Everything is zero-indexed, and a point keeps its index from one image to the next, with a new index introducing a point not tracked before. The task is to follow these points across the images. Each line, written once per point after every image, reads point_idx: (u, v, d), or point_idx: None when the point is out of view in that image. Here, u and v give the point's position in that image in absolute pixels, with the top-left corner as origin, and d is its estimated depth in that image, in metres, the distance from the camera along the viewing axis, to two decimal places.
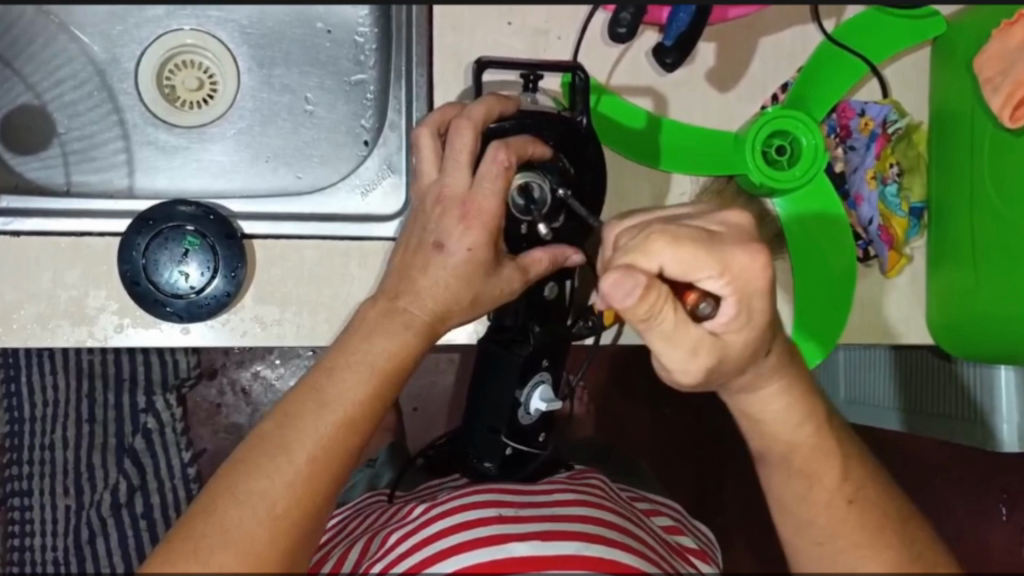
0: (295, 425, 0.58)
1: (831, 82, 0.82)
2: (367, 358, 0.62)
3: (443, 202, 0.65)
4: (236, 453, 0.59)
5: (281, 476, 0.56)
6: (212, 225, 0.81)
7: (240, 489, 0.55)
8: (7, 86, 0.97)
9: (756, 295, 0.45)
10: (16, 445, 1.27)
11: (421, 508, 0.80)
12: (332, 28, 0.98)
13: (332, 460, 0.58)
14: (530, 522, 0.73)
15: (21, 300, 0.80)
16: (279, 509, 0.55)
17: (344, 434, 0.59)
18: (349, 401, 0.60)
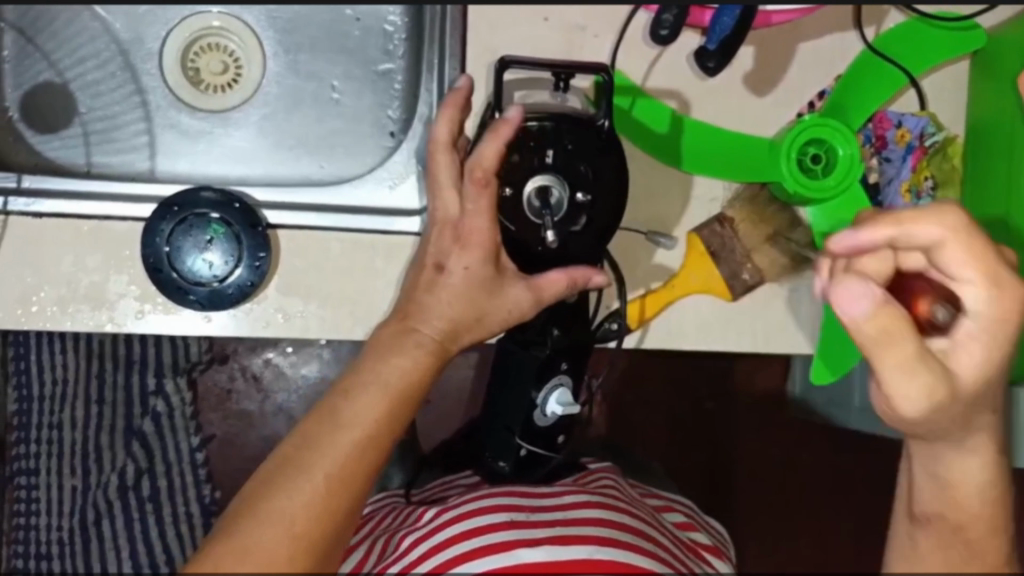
0: (315, 444, 0.60)
1: (870, 92, 0.81)
2: (383, 379, 0.63)
3: (437, 226, 0.69)
4: (262, 469, 0.60)
5: (300, 493, 0.58)
6: (237, 214, 0.80)
7: (259, 509, 0.57)
8: (28, 63, 0.95)
9: (1004, 322, 0.53)
10: (24, 423, 1.25)
11: (432, 511, 0.79)
12: (361, 15, 0.96)
13: (353, 474, 0.60)
14: (541, 526, 0.72)
15: (41, 283, 0.79)
16: (298, 527, 0.57)
17: (363, 450, 0.60)
18: (365, 420, 0.61)
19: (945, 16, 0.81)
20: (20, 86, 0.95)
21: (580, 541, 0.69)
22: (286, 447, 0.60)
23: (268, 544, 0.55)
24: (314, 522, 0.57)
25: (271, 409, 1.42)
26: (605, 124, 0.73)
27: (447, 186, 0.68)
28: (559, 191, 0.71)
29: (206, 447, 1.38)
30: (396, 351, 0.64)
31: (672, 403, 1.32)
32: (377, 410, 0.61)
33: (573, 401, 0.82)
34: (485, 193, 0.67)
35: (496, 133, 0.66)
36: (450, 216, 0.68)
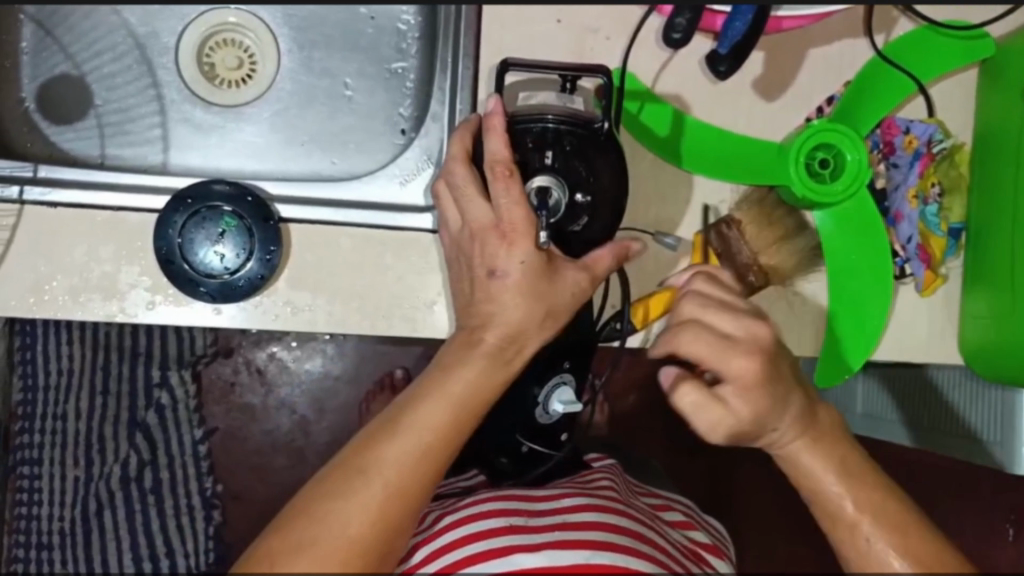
0: (375, 450, 0.65)
1: (880, 98, 0.81)
2: (448, 386, 0.67)
3: (477, 236, 0.69)
4: (325, 471, 0.66)
5: (359, 498, 0.63)
6: (249, 207, 0.81)
7: (319, 510, 0.62)
8: (46, 55, 0.96)
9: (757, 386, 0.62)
10: (28, 413, 1.26)
11: (437, 515, 0.80)
12: (375, 14, 0.98)
13: (407, 486, 0.65)
14: (540, 531, 0.72)
15: (54, 271, 0.79)
16: (354, 529, 0.62)
17: (420, 460, 0.65)
18: (425, 428, 0.66)
19: (955, 24, 0.81)
20: (36, 78, 0.96)
21: (576, 546, 0.69)
22: (353, 451, 0.66)
23: (325, 544, 0.61)
24: (369, 526, 0.63)
25: (274, 403, 1.43)
26: (604, 126, 0.74)
27: (472, 194, 0.69)
28: (559, 190, 0.71)
29: (209, 440, 1.39)
30: (460, 362, 0.68)
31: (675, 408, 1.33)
32: (438, 419, 0.66)
33: (574, 400, 0.83)
34: (511, 183, 0.67)
35: (495, 120, 0.69)
36: (485, 216, 0.68)
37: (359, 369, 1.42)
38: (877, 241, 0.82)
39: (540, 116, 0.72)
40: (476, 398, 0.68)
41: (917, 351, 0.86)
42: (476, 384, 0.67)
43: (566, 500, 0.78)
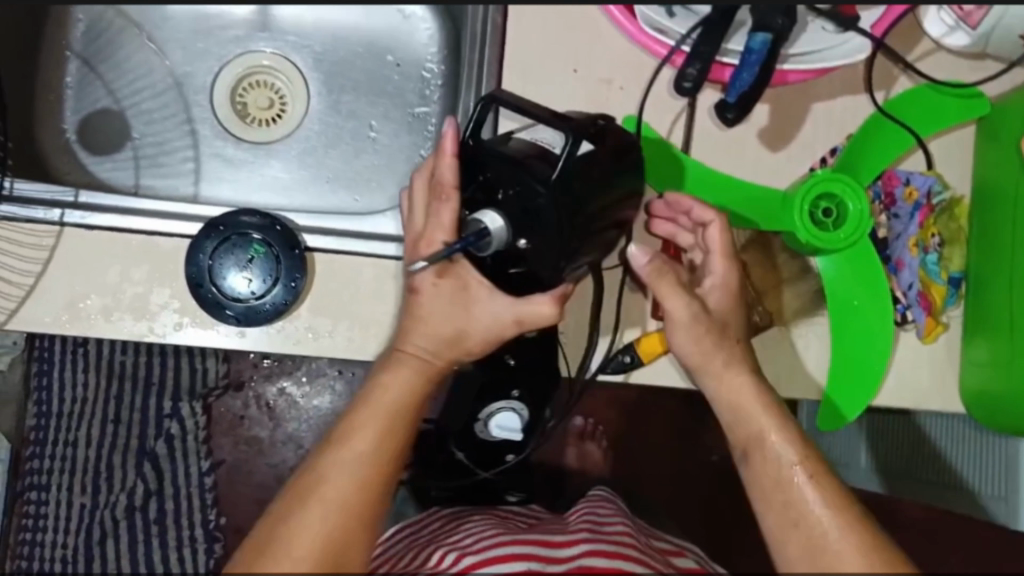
0: (325, 467, 0.66)
1: (880, 152, 0.85)
2: (388, 391, 0.69)
3: (410, 240, 0.75)
4: (278, 501, 0.66)
5: (313, 517, 0.64)
6: (277, 236, 0.85)
7: (279, 535, 0.63)
8: (89, 90, 1.02)
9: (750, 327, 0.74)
10: (41, 438, 1.33)
11: (446, 556, 0.73)
12: (401, 61, 1.03)
13: (360, 494, 0.66)
14: (563, 559, 0.68)
15: (88, 291, 0.83)
16: (311, 546, 0.62)
17: (369, 467, 0.67)
18: (370, 432, 0.68)
19: (952, 83, 0.86)
20: (79, 111, 1.02)
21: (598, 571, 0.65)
22: (297, 481, 0.67)
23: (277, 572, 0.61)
24: (320, 549, 0.62)
25: (283, 437, 1.42)
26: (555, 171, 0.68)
27: (419, 202, 0.75)
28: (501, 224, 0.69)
29: (216, 472, 1.40)
30: (395, 367, 0.71)
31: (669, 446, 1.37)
32: (381, 422, 0.68)
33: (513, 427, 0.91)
34: (447, 204, 0.71)
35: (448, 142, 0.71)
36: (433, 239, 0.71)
37: None
38: (878, 286, 0.85)
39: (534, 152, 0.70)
40: (406, 408, 0.69)
41: (914, 397, 0.87)
42: (406, 388, 0.70)
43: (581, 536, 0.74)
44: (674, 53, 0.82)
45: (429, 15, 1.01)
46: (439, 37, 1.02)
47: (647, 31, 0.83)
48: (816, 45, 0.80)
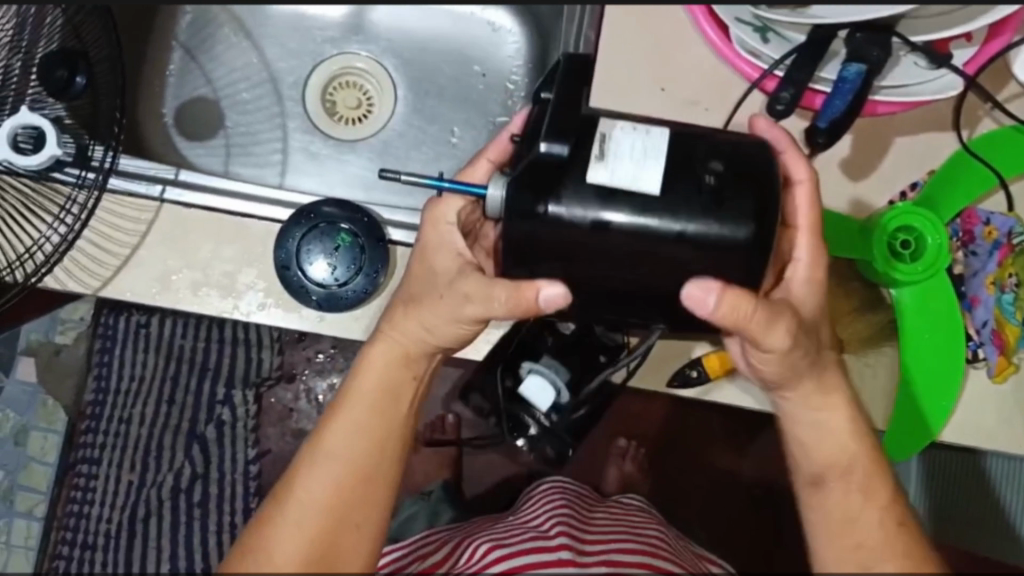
0: (308, 465, 0.68)
1: (961, 189, 0.86)
2: (367, 381, 0.71)
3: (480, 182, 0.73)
4: (269, 500, 0.68)
5: (296, 516, 0.65)
6: (364, 227, 0.89)
7: (268, 535, 0.65)
8: (189, 78, 1.07)
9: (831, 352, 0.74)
10: (97, 413, 1.36)
11: (484, 547, 0.83)
12: (487, 72, 1.07)
13: (346, 489, 0.67)
14: (588, 560, 0.76)
15: (179, 266, 0.86)
16: (296, 544, 0.64)
17: (350, 463, 0.68)
18: (348, 425, 0.69)
19: None
20: (179, 97, 1.07)
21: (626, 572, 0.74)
22: (284, 481, 0.69)
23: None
24: (304, 550, 0.64)
25: None
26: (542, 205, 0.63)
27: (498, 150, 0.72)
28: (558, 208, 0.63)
29: (261, 461, 1.39)
30: (372, 357, 0.72)
31: (705, 469, 1.36)
32: (359, 413, 0.69)
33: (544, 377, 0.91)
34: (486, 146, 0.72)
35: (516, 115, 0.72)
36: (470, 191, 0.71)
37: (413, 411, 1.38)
38: (951, 325, 0.85)
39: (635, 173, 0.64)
40: (387, 394, 0.71)
41: (979, 436, 0.86)
42: (380, 378, 0.71)
43: (614, 544, 0.81)
44: (765, 77, 0.84)
45: (518, 30, 1.06)
46: (525, 51, 1.06)
47: (740, 53, 0.85)
48: (910, 79, 0.82)
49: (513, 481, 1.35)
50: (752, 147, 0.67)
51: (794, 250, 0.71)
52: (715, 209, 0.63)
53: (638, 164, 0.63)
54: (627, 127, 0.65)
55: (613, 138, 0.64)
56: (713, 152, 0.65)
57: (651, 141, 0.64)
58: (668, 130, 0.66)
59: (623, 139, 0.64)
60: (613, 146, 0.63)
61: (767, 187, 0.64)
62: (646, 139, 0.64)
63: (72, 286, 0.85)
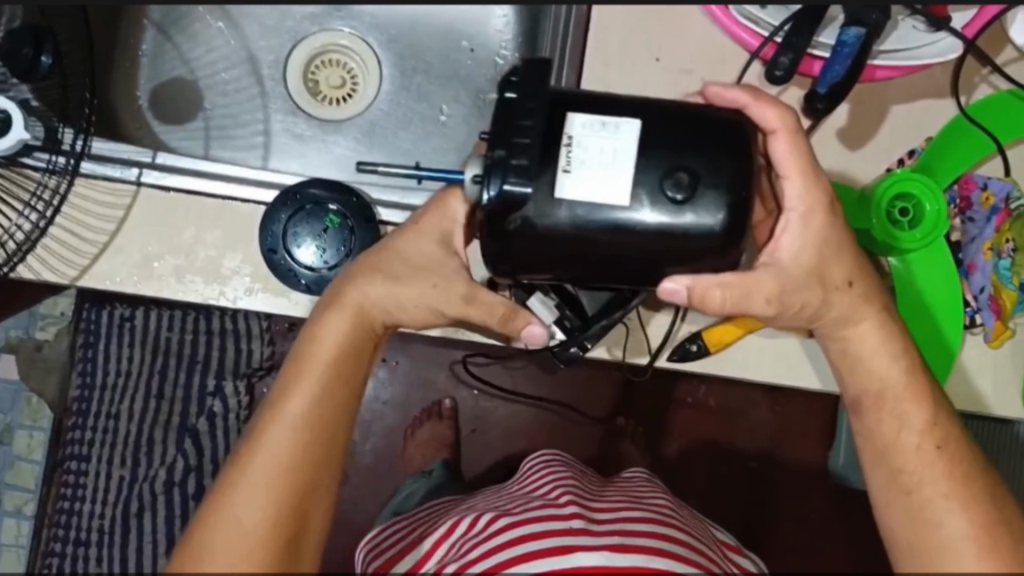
0: (266, 431, 0.63)
1: (958, 154, 0.85)
2: (322, 345, 0.67)
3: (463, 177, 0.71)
4: (223, 474, 0.63)
5: (254, 485, 0.61)
6: (354, 208, 0.86)
7: (223, 509, 0.60)
8: (165, 58, 1.04)
9: None
10: (83, 409, 1.34)
11: (485, 518, 0.82)
12: (475, 47, 1.04)
13: (307, 453, 0.63)
14: (599, 534, 0.75)
15: (162, 252, 0.83)
16: (257, 516, 0.60)
17: (311, 426, 0.64)
18: (308, 393, 0.65)
19: None
20: (154, 78, 1.03)
21: (636, 549, 0.73)
22: (243, 443, 0.64)
23: (222, 538, 0.59)
24: (271, 512, 0.60)
25: None
26: (515, 219, 0.62)
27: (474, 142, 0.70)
28: (524, 215, 0.62)
29: None
30: (328, 320, 0.68)
31: (700, 445, 1.36)
32: (316, 377, 0.65)
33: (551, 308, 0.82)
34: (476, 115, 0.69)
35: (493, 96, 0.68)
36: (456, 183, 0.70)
37: (409, 396, 1.34)
38: (952, 291, 0.84)
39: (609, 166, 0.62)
40: (351, 352, 0.68)
41: (980, 404, 0.86)
42: (338, 340, 0.67)
43: (626, 512, 0.81)
44: (766, 45, 0.83)
45: None
46: (514, 24, 1.02)
47: (738, 19, 0.84)
48: (908, 43, 0.82)
49: (508, 463, 1.35)
50: (728, 137, 0.63)
51: (786, 199, 0.67)
52: (682, 218, 0.61)
53: (607, 170, 0.61)
54: (596, 126, 0.62)
55: (580, 144, 0.62)
56: (685, 147, 0.62)
57: (620, 142, 0.62)
58: (640, 122, 0.62)
59: (590, 144, 0.62)
60: (578, 155, 0.61)
61: (739, 188, 0.62)
62: (614, 141, 0.62)
63: (46, 273, 0.82)
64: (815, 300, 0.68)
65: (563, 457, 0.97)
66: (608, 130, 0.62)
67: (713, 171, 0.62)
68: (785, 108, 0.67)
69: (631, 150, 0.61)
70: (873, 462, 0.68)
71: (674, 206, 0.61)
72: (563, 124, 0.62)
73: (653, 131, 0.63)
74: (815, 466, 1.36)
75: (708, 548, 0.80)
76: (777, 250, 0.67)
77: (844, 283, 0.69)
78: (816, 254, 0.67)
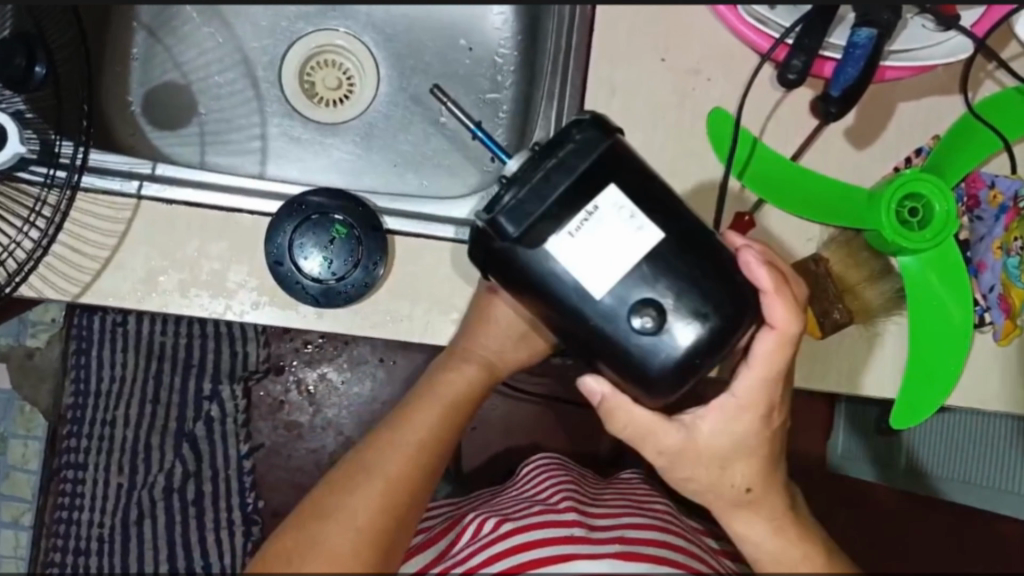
0: (378, 450, 0.69)
1: (969, 152, 0.83)
2: (441, 393, 0.76)
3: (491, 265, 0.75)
4: (328, 477, 0.68)
5: (361, 492, 0.65)
6: (360, 216, 0.84)
7: (329, 508, 0.64)
8: (156, 62, 1.01)
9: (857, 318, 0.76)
10: (78, 417, 1.31)
11: (490, 522, 0.81)
12: (473, 45, 1.02)
13: (413, 473, 0.68)
14: (604, 542, 0.74)
15: (165, 265, 0.82)
16: (361, 521, 0.64)
17: (422, 450, 0.70)
18: (423, 427, 0.72)
19: None
20: (146, 83, 1.01)
21: (639, 558, 0.71)
22: (361, 451, 0.70)
23: (326, 532, 0.62)
24: (378, 516, 0.64)
25: (320, 422, 1.38)
26: (501, 238, 0.62)
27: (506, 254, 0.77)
28: (510, 239, 0.62)
29: (253, 456, 1.36)
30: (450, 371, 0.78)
31: None
32: (429, 419, 0.73)
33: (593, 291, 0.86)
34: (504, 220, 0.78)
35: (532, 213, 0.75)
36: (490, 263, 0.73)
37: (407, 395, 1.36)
38: (960, 316, 0.84)
39: (602, 261, 0.61)
40: (460, 403, 0.76)
41: (983, 401, 0.87)
42: (452, 387, 0.77)
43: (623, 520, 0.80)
44: (776, 47, 0.81)
45: None
46: (513, 22, 1.00)
47: (742, 12, 0.82)
48: (915, 44, 0.82)
49: (510, 460, 1.35)
50: (730, 305, 0.62)
51: (735, 387, 0.65)
52: (634, 343, 0.61)
53: (606, 261, 0.61)
54: (624, 214, 0.62)
55: (598, 217, 0.62)
56: (685, 288, 0.61)
57: (632, 243, 0.62)
58: (659, 236, 0.62)
59: (606, 223, 0.62)
60: (592, 226, 0.62)
61: (703, 351, 0.62)
62: (629, 236, 0.62)
63: (49, 291, 0.80)
64: (706, 479, 0.67)
65: (559, 462, 0.97)
66: (630, 222, 0.62)
67: (689, 322, 0.61)
68: (799, 316, 0.64)
69: (636, 252, 0.62)
70: None
71: (634, 331, 0.61)
72: (597, 191, 0.62)
73: (661, 258, 0.62)
74: (813, 456, 1.37)
75: (709, 556, 0.79)
76: (702, 420, 0.65)
77: (744, 487, 0.66)
78: (729, 448, 0.65)
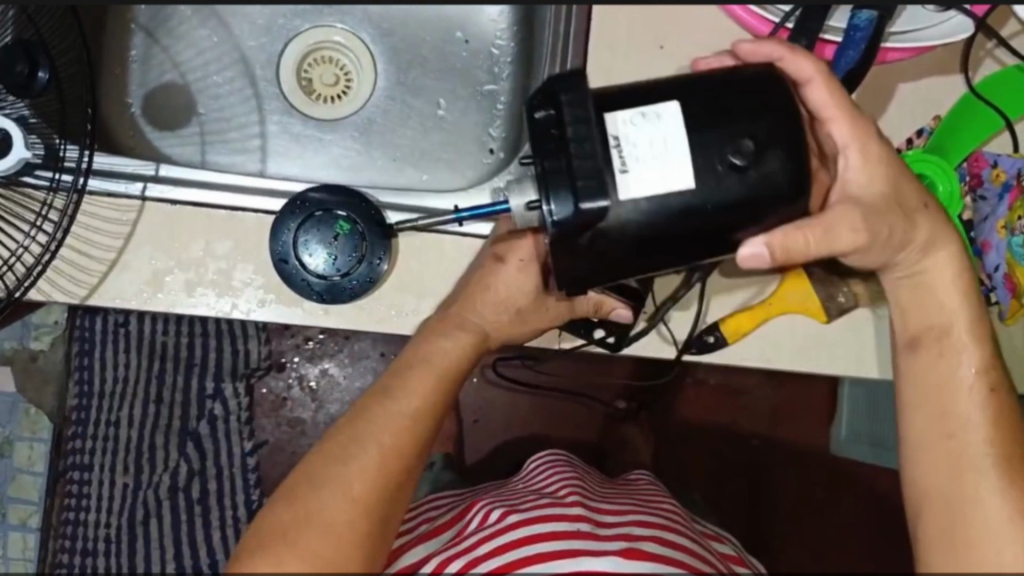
0: (372, 418, 0.68)
1: (969, 133, 0.85)
2: (435, 359, 0.75)
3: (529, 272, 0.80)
4: (322, 444, 0.68)
5: (356, 462, 0.65)
6: (363, 212, 0.84)
7: (322, 477, 0.64)
8: (153, 63, 1.01)
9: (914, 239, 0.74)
10: (83, 418, 1.31)
11: (497, 511, 0.80)
12: (470, 38, 1.02)
13: (408, 445, 0.68)
14: (608, 538, 0.74)
15: (170, 266, 0.82)
16: (356, 493, 0.64)
17: (421, 419, 0.70)
18: (422, 394, 0.71)
19: None
20: (144, 84, 1.00)
21: (647, 557, 0.72)
22: (355, 415, 0.69)
23: (319, 503, 0.62)
24: (373, 487, 0.64)
25: (324, 418, 1.38)
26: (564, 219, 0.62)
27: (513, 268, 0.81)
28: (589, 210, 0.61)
29: (258, 453, 1.36)
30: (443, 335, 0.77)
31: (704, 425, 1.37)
32: (427, 385, 0.72)
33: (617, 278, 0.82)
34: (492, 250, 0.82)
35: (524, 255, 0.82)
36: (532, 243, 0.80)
37: None
38: None
39: (665, 159, 0.62)
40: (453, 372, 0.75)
41: None
42: (451, 355, 0.76)
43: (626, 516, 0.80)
44: (778, 31, 0.81)
45: None
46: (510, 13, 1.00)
47: None
48: (916, 24, 0.82)
49: (515, 452, 1.35)
50: (772, 91, 0.64)
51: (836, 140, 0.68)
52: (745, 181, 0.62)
53: (664, 155, 0.62)
54: (637, 118, 0.62)
55: (628, 141, 0.62)
56: (738, 118, 0.63)
57: (668, 129, 0.62)
58: (676, 103, 0.63)
59: (638, 139, 0.62)
60: (632, 152, 0.61)
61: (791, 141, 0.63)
62: (661, 129, 0.62)
63: (57, 294, 0.81)
64: (901, 224, 0.69)
65: (566, 456, 0.97)
66: (648, 119, 0.62)
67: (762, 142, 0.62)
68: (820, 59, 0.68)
69: (678, 136, 0.62)
70: (919, 402, 0.70)
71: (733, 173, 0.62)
72: (607, 125, 0.62)
73: (694, 108, 0.63)
74: (815, 440, 1.38)
75: (711, 555, 0.79)
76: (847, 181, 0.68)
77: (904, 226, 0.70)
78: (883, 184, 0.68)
